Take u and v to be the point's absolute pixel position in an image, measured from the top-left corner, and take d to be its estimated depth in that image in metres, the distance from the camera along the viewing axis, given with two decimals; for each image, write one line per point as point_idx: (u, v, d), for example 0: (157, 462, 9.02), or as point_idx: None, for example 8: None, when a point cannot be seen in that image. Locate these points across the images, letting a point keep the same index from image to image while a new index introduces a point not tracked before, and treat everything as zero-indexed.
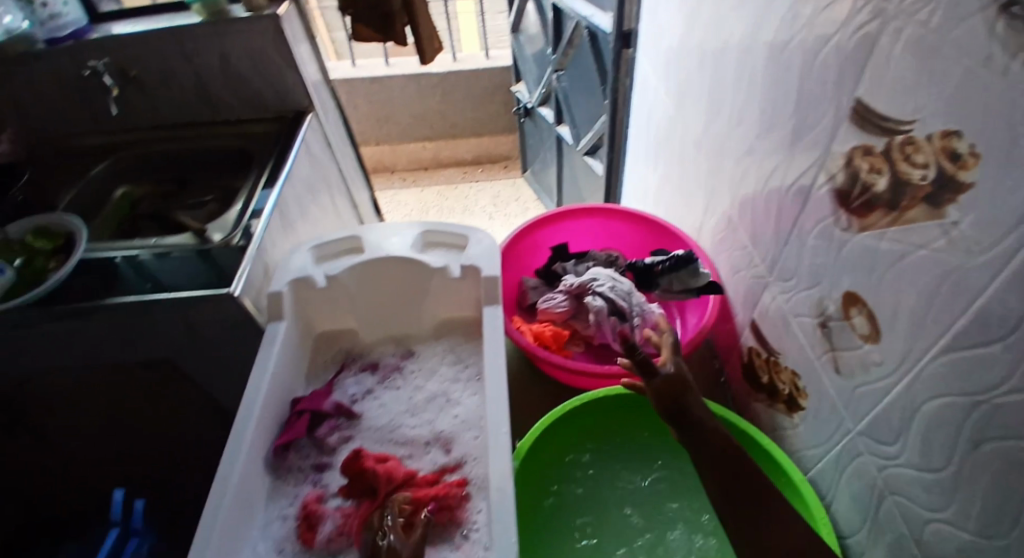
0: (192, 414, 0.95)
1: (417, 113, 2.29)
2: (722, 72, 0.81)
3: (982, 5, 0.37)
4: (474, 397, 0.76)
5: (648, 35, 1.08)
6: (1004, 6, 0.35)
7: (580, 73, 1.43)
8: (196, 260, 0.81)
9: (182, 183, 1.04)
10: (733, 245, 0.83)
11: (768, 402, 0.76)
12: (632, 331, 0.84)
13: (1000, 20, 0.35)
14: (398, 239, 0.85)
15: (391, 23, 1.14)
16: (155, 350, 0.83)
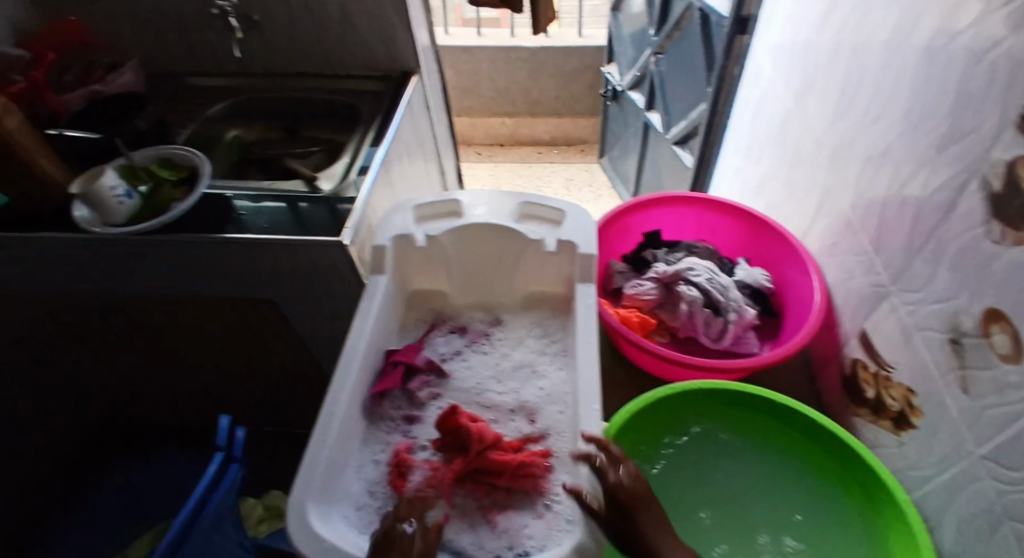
0: (284, 347, 1.02)
1: (501, 87, 2.29)
2: (860, 69, 0.74)
3: None
4: (560, 372, 0.76)
5: (767, 25, 1.01)
6: None
7: (684, 56, 1.39)
8: (306, 206, 0.84)
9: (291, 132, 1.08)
10: (854, 249, 0.79)
11: (871, 418, 0.75)
12: (727, 325, 0.82)
13: None
14: (498, 207, 0.85)
15: None
16: (259, 288, 0.87)
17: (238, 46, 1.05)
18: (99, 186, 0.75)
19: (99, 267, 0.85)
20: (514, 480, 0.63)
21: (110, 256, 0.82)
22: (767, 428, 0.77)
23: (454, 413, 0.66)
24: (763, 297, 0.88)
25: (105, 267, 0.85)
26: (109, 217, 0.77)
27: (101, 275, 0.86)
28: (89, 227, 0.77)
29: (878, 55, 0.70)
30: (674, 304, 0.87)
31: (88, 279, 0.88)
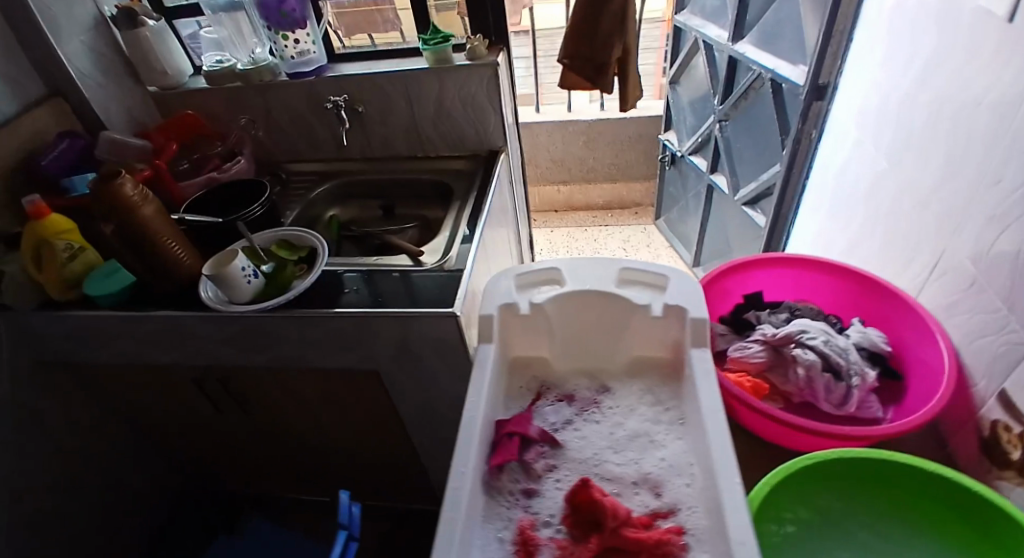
0: (376, 417, 1.03)
1: (557, 157, 2.38)
2: (965, 138, 0.74)
3: None
4: (680, 442, 0.73)
5: (846, 90, 1.08)
6: None
7: (750, 123, 1.53)
8: (418, 278, 0.88)
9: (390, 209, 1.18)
10: (981, 305, 0.73)
11: (1017, 481, 0.67)
12: (851, 390, 0.79)
13: None
14: (598, 272, 0.86)
15: (602, 73, 1.34)
16: (361, 358, 0.90)
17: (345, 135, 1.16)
18: (232, 269, 0.80)
19: (215, 342, 0.89)
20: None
21: (227, 330, 0.87)
22: (956, 529, 0.63)
23: (586, 487, 0.64)
24: (881, 360, 0.85)
25: (221, 342, 0.89)
26: (236, 296, 0.82)
27: (214, 350, 0.91)
28: (217, 306, 0.82)
29: (988, 122, 0.69)
30: (785, 367, 0.84)
31: (201, 353, 0.92)
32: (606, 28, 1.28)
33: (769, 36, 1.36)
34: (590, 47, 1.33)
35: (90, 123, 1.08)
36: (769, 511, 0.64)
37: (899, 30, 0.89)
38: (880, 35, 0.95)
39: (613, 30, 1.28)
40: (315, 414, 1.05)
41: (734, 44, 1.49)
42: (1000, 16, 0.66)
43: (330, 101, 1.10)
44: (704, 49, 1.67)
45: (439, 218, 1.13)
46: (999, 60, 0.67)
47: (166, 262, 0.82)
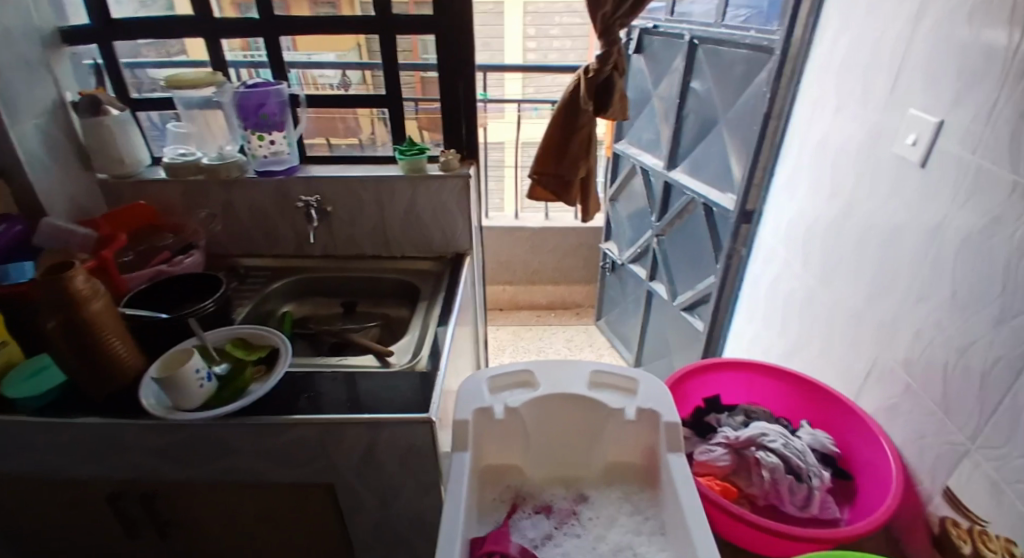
0: (321, 538, 0.93)
1: (503, 258, 2.49)
2: (894, 257, 0.87)
3: None
4: (663, 553, 0.72)
5: (773, 213, 1.27)
6: None
7: (684, 238, 1.71)
8: (384, 379, 0.85)
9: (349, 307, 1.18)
10: (919, 410, 0.82)
11: None
12: (812, 492, 0.82)
13: None
14: (571, 374, 0.87)
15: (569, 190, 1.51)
16: (319, 468, 0.82)
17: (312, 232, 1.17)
18: (186, 371, 0.74)
19: (152, 452, 0.80)
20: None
21: (168, 438, 0.78)
22: None
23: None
24: (832, 462, 0.90)
25: (160, 451, 0.80)
26: (186, 402, 0.75)
27: (149, 460, 0.81)
28: (161, 415, 0.74)
29: (914, 244, 0.82)
30: (749, 471, 0.86)
31: (131, 464, 0.82)
32: (573, 152, 1.46)
33: (701, 166, 1.58)
34: (556, 164, 1.50)
35: (27, 207, 1.01)
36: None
37: (823, 170, 1.07)
38: (801, 176, 1.15)
39: (579, 154, 1.46)
40: (250, 536, 0.93)
41: (671, 171, 1.71)
42: (915, 160, 0.82)
43: (303, 201, 1.12)
44: (640, 172, 1.90)
45: (403, 319, 1.14)
46: (915, 199, 0.82)
47: (107, 363, 0.75)
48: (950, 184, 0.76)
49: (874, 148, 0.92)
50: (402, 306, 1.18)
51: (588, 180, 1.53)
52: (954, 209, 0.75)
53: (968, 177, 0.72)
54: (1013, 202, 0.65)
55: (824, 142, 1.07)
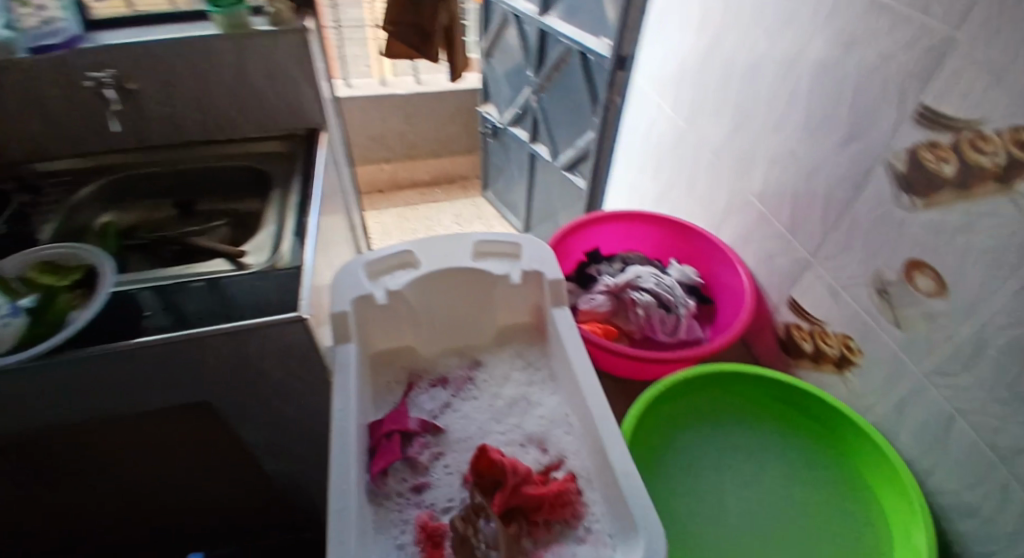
0: (213, 453, 0.88)
1: (375, 134, 2.29)
2: (754, 90, 0.87)
3: None
4: (555, 397, 0.77)
5: (648, 56, 1.22)
6: None
7: (561, 92, 1.64)
8: (243, 282, 0.76)
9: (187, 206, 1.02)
10: (768, 234, 0.89)
11: (814, 366, 0.84)
12: (680, 319, 0.91)
13: None
14: (451, 246, 0.83)
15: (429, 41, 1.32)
16: (188, 386, 0.75)
17: (116, 120, 0.95)
18: None
19: None
20: (557, 509, 0.62)
21: None
22: (785, 412, 0.79)
23: (484, 452, 0.64)
24: (697, 291, 0.98)
25: None
26: None
27: None
28: None
29: (771, 75, 0.83)
30: (626, 311, 0.92)
31: None
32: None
33: (573, 9, 1.47)
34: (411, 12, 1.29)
35: None
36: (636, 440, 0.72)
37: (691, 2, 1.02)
38: (671, 12, 1.10)
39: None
40: (127, 467, 0.86)
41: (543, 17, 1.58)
42: None
43: (91, 79, 0.89)
44: (512, 22, 1.74)
45: (252, 212, 1.01)
46: (774, 26, 0.81)
47: None
48: (810, 7, 0.74)
49: None
50: (254, 198, 1.04)
51: (451, 32, 1.38)
52: (812, 32, 0.75)
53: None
54: (867, 18, 0.66)
55: None
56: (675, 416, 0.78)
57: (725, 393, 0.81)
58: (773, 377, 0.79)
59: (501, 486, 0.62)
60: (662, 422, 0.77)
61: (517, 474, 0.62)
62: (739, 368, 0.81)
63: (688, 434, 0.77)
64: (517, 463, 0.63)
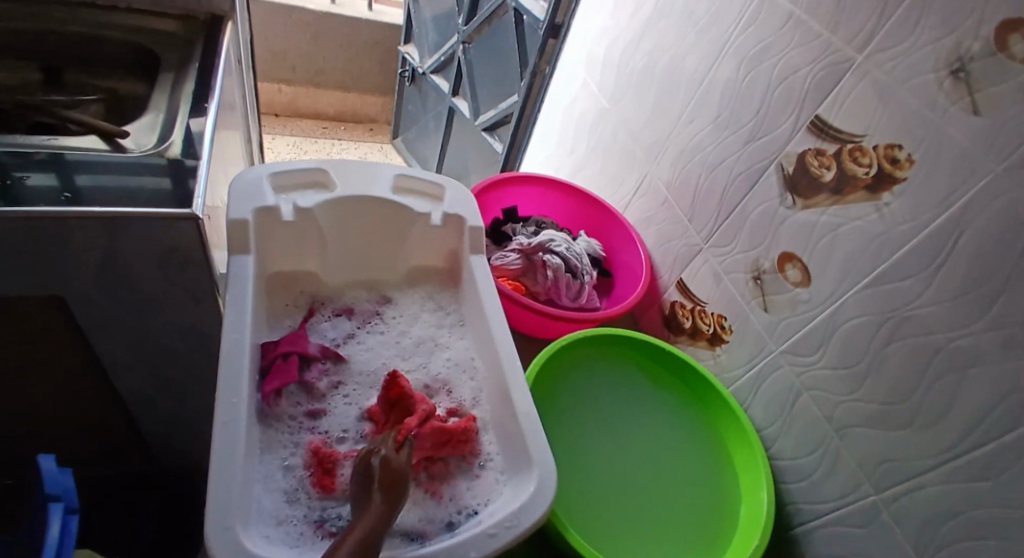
0: (50, 363, 0.74)
1: (277, 49, 2.07)
2: (675, 81, 0.94)
3: (936, 67, 0.57)
4: (462, 341, 0.77)
5: (580, 29, 1.24)
6: (951, 71, 0.56)
7: (489, 48, 1.60)
8: (122, 165, 0.65)
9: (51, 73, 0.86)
10: (670, 217, 0.98)
11: (691, 341, 0.94)
12: (584, 286, 0.96)
13: (947, 80, 0.56)
14: (369, 174, 0.78)
15: None
16: (33, 273, 0.63)
17: None
18: None
19: None
20: (459, 448, 0.64)
21: None
22: (664, 377, 0.88)
23: (396, 380, 0.64)
24: (600, 263, 1.05)
25: None
26: None
27: None
28: None
29: (692, 69, 0.90)
30: (535, 272, 0.96)
31: None
32: None
33: None
34: None
35: None
36: (538, 380, 0.79)
37: None
38: None
39: None
40: None
41: None
42: None
43: None
44: None
45: (136, 96, 0.87)
46: (702, 23, 0.88)
47: None
48: (738, 13, 0.81)
49: None
50: (138, 81, 0.89)
51: None
52: (732, 37, 0.82)
53: (751, 4, 0.79)
54: (784, 26, 0.74)
55: None
56: (566, 371, 0.84)
57: (612, 355, 0.88)
58: (655, 345, 0.87)
59: (410, 414, 0.62)
60: (569, 370, 0.84)
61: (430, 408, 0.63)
62: (629, 334, 0.88)
63: (580, 389, 0.83)
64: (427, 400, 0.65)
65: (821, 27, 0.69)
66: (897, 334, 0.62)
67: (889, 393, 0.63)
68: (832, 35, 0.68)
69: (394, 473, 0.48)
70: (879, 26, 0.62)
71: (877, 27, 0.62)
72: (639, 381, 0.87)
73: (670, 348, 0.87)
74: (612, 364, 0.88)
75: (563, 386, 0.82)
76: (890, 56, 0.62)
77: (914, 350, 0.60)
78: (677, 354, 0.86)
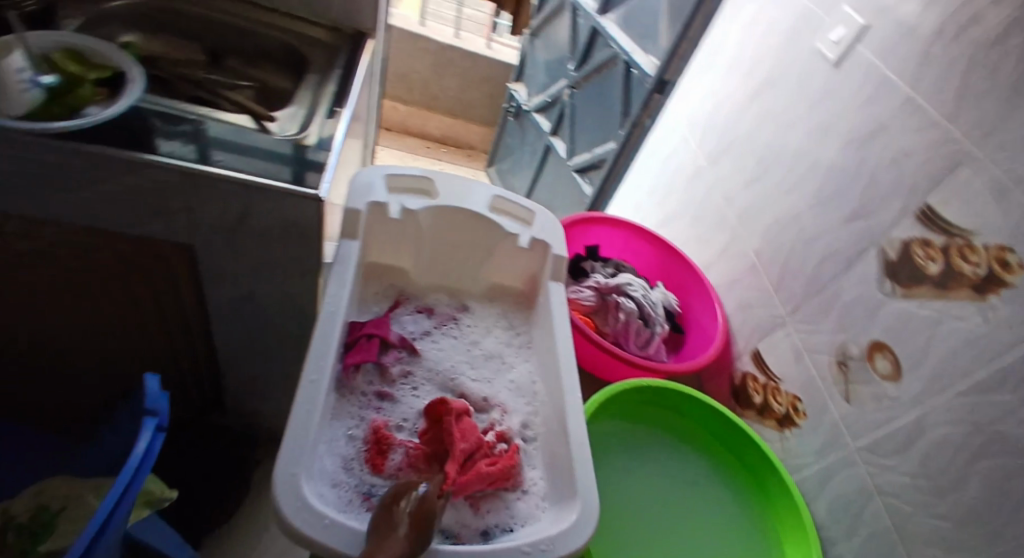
0: (166, 306, 0.84)
1: (400, 72, 2.27)
2: (779, 153, 0.95)
3: None
4: (527, 363, 0.79)
5: (689, 91, 1.28)
6: None
7: (594, 96, 1.67)
8: (262, 143, 0.74)
9: (218, 59, 1.00)
10: (755, 285, 0.97)
11: (759, 419, 0.91)
12: (653, 335, 0.97)
13: None
14: (470, 189, 0.84)
15: None
16: (177, 224, 0.72)
17: None
18: None
19: None
20: (500, 482, 0.62)
21: None
22: (720, 444, 0.87)
23: (444, 405, 0.64)
24: (672, 317, 1.05)
25: None
26: (4, 106, 0.63)
27: None
28: None
29: (800, 143, 0.90)
30: (607, 312, 0.98)
31: None
32: None
33: (633, 23, 1.51)
34: None
35: None
36: (594, 416, 0.80)
37: (744, 52, 1.09)
38: (725, 55, 1.15)
39: None
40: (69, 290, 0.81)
41: (602, 17, 1.61)
42: (831, 59, 0.87)
43: None
44: (569, 12, 1.76)
45: (284, 90, 0.99)
46: (817, 100, 0.88)
47: None
48: (857, 91, 0.81)
49: (795, 42, 0.94)
50: (286, 76, 1.01)
51: None
52: (845, 117, 0.83)
53: (870, 88, 0.79)
54: (904, 115, 0.73)
55: (754, 30, 1.06)
56: (621, 416, 0.85)
57: (667, 413, 0.88)
58: (718, 408, 0.85)
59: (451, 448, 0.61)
60: (622, 417, 0.85)
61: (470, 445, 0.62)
62: (693, 391, 0.87)
63: (631, 438, 0.84)
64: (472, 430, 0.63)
65: (942, 119, 0.68)
66: (990, 447, 0.57)
67: (975, 510, 0.58)
68: (952, 129, 0.67)
69: (429, 510, 0.49)
70: (1004, 125, 0.61)
71: (1005, 129, 0.61)
72: (695, 444, 0.87)
73: (732, 415, 0.85)
74: (667, 420, 0.88)
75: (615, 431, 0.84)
76: (1013, 157, 0.60)
77: (1009, 468, 0.56)
78: (738, 425, 0.84)
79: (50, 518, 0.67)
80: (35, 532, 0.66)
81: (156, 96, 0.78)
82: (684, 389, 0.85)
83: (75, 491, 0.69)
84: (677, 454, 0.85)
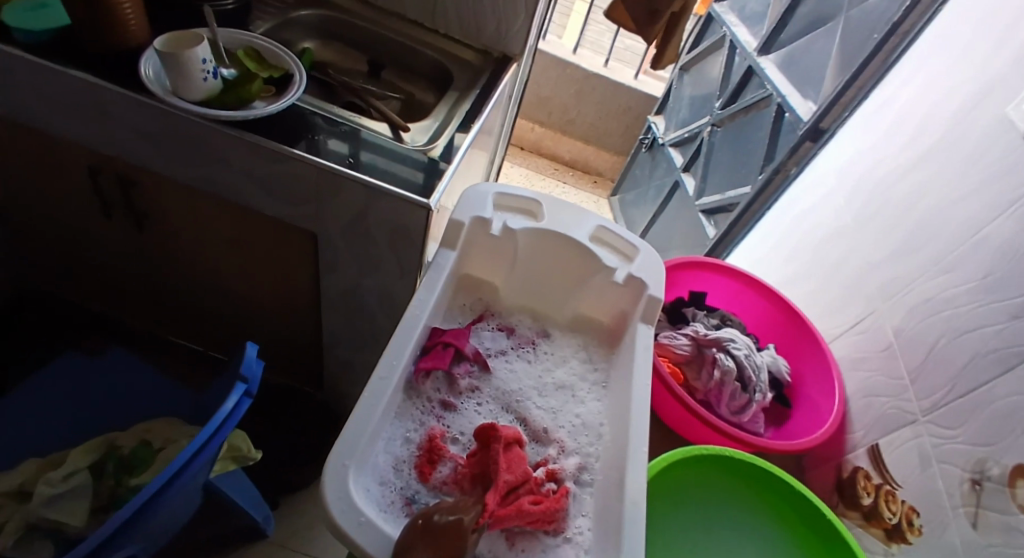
0: (288, 280, 0.95)
1: (543, 94, 2.34)
2: (941, 224, 0.80)
3: None
4: (598, 402, 0.76)
5: (844, 141, 1.14)
6: None
7: (738, 137, 1.57)
8: (390, 150, 0.80)
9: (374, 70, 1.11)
10: (886, 370, 0.83)
11: (863, 523, 0.80)
12: (750, 403, 0.87)
13: None
14: (576, 217, 0.83)
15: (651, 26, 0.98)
16: (302, 211, 0.81)
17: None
18: (192, 57, 0.69)
19: (135, 135, 0.77)
20: (539, 523, 0.59)
21: (153, 129, 0.75)
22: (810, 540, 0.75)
23: (493, 433, 0.63)
24: (779, 386, 0.94)
25: (144, 137, 0.77)
26: (187, 92, 0.72)
27: (129, 143, 0.78)
28: (159, 96, 0.71)
29: (969, 216, 0.76)
30: (701, 366, 0.90)
31: (115, 145, 0.79)
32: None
33: (794, 64, 1.39)
34: None
35: None
36: (659, 480, 0.74)
37: (916, 105, 0.94)
38: (893, 107, 1.01)
39: None
40: (217, 255, 0.95)
41: (759, 57, 1.51)
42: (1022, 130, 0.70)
43: None
44: (727, 49, 1.67)
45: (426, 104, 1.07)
46: (997, 167, 0.73)
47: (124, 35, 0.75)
48: None
49: (983, 97, 0.79)
50: (431, 91, 1.09)
51: None
52: None
53: None
54: None
55: (930, 81, 0.92)
56: (697, 481, 0.76)
57: (750, 493, 0.77)
58: (816, 504, 0.73)
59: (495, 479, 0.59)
60: (697, 480, 0.76)
61: (513, 480, 0.60)
62: (784, 476, 0.76)
63: (704, 504, 0.77)
64: (518, 466, 0.62)
65: None
66: None
67: None
68: None
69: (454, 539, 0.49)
70: None
71: None
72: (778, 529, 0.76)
73: (831, 514, 0.73)
74: (748, 499, 0.77)
75: (689, 495, 0.77)
76: None
77: None
78: (837, 529, 0.72)
79: (147, 455, 0.79)
80: (132, 465, 0.78)
81: (312, 98, 0.88)
82: (775, 471, 0.75)
83: (175, 440, 0.82)
84: (754, 538, 0.77)
